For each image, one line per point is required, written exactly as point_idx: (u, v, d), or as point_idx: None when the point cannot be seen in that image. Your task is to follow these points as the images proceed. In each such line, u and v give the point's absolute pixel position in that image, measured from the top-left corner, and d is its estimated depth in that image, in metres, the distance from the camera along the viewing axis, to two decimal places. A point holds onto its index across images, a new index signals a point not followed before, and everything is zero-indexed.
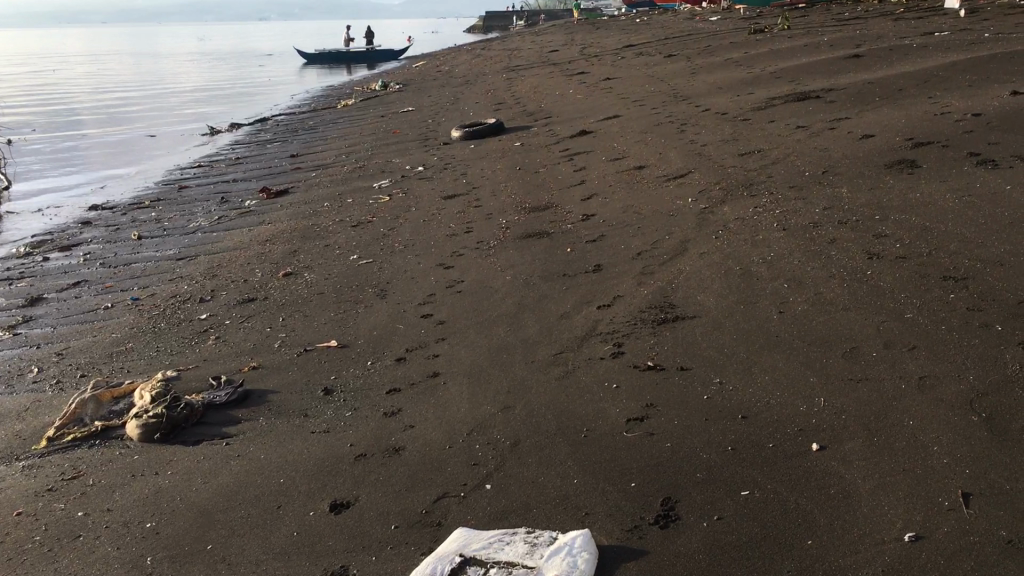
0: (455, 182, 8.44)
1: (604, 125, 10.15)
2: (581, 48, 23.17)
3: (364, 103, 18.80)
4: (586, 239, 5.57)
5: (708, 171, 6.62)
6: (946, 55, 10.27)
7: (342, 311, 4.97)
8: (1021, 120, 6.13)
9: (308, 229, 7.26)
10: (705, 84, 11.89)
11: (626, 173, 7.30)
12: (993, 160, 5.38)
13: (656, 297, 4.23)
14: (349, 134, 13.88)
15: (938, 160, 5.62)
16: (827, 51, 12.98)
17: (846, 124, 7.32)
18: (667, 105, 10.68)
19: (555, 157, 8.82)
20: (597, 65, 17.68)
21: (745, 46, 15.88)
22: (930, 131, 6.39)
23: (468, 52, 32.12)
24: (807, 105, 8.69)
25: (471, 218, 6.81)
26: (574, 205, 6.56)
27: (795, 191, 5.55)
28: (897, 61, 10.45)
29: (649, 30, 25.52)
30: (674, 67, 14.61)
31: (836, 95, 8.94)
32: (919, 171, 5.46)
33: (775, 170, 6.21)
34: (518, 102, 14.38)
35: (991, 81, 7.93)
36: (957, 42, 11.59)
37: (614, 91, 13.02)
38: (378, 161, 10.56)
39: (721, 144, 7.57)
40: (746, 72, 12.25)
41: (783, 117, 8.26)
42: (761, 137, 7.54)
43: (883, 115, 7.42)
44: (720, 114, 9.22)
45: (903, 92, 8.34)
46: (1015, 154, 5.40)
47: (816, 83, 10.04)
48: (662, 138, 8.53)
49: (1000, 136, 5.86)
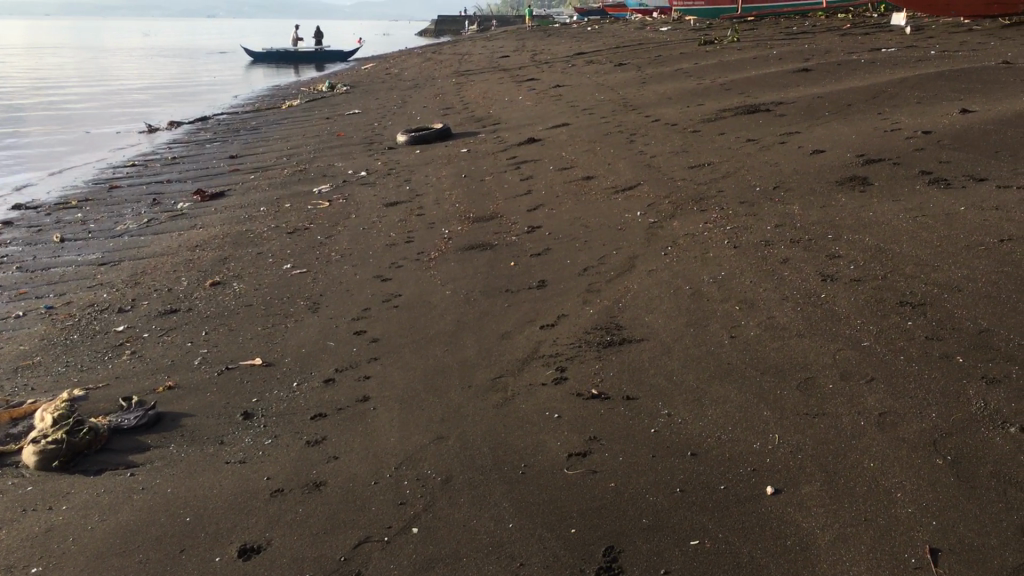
0: (398, 188, 8.17)
1: (552, 133, 9.96)
2: (531, 54, 23.02)
3: (310, 104, 18.40)
4: (530, 253, 5.34)
5: (657, 184, 6.45)
6: (894, 71, 10.26)
7: (269, 326, 4.67)
8: (972, 138, 6.05)
9: (241, 236, 6.93)
10: (656, 94, 11.78)
11: (574, 183, 7.10)
12: (947, 179, 5.27)
13: (602, 318, 4.01)
14: (292, 135, 13.51)
15: (891, 177, 5.51)
16: (777, 64, 12.96)
17: (797, 138, 7.22)
18: (617, 114, 10.53)
19: (502, 165, 8.60)
20: (547, 72, 17.51)
21: (694, 57, 15.83)
22: (881, 147, 6.28)
23: (418, 55, 31.80)
24: (757, 117, 8.58)
25: (413, 227, 6.55)
26: (519, 216, 6.34)
27: (746, 207, 5.39)
28: (847, 76, 10.43)
29: (600, 38, 25.47)
30: (625, 76, 14.50)
31: (786, 108, 8.85)
32: (871, 188, 5.34)
33: (725, 184, 6.05)
34: (466, 107, 14.13)
35: (940, 98, 7.89)
36: (904, 58, 11.63)
37: (564, 99, 12.85)
38: (320, 165, 10.24)
39: (671, 156, 7.41)
40: (697, 82, 12.17)
41: (733, 130, 8.15)
42: (711, 149, 7.40)
43: (833, 129, 7.32)
44: (670, 125, 9.09)
45: (853, 107, 8.27)
46: (968, 172, 5.30)
47: (767, 96, 9.96)
48: (612, 148, 8.36)
49: (952, 154, 5.77)
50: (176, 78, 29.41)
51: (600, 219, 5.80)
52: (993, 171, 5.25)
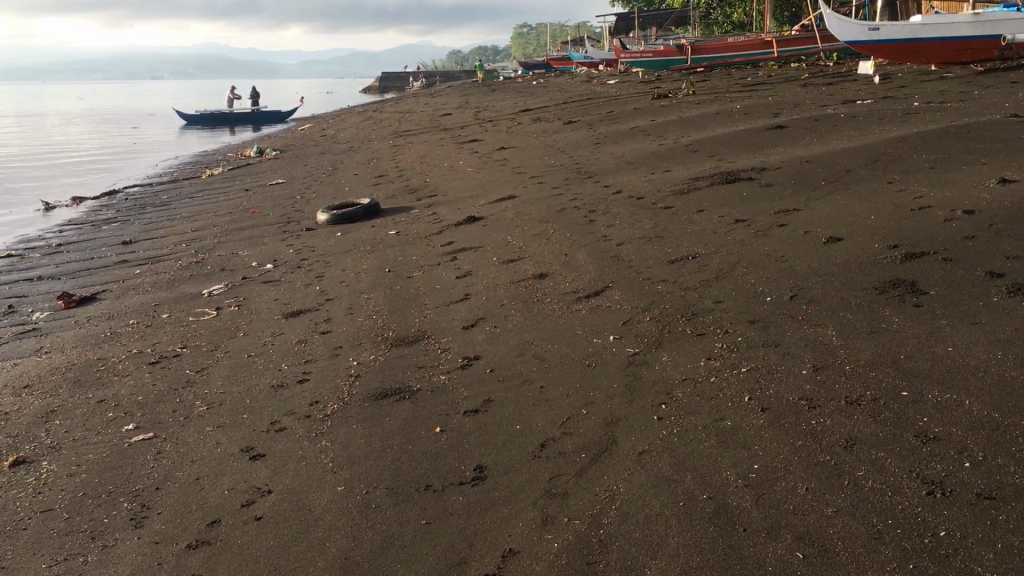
0: (307, 289, 6.59)
1: (496, 210, 8.49)
2: (474, 113, 21.67)
3: (231, 173, 16.81)
4: (464, 406, 3.80)
5: (633, 289, 4.97)
6: (885, 128, 9.01)
7: (60, 558, 3.03)
8: None
9: (89, 369, 5.27)
10: (612, 157, 10.45)
11: (523, 285, 5.59)
12: None
13: (574, 561, 2.48)
14: (202, 213, 11.90)
15: (950, 281, 4.12)
16: (743, 120, 11.70)
17: (797, 220, 5.84)
18: (571, 183, 9.14)
19: (436, 254, 7.12)
20: (489, 132, 16.12)
21: (649, 113, 14.58)
22: (917, 234, 4.91)
23: (356, 115, 30.39)
24: (737, 190, 7.21)
25: (314, 354, 4.98)
26: (452, 338, 4.79)
27: (761, 332, 3.92)
28: (829, 134, 9.21)
29: (546, 93, 24.26)
30: (576, 135, 13.23)
31: (771, 176, 7.49)
32: (929, 300, 3.93)
33: (724, 292, 4.59)
34: (400, 175, 12.64)
35: (957, 165, 6.62)
36: (886, 112, 10.43)
37: (508, 165, 11.43)
38: (223, 254, 8.64)
39: (643, 246, 5.94)
40: (657, 143, 10.88)
41: (713, 206, 6.77)
42: (693, 234, 5.99)
43: (841, 207, 5.95)
44: (635, 198, 7.70)
45: (851, 175, 6.97)
46: None
47: (741, 159, 8.66)
48: (567, 230, 6.93)
49: (1018, 246, 4.42)
50: (95, 144, 27.50)
51: (560, 347, 4.29)
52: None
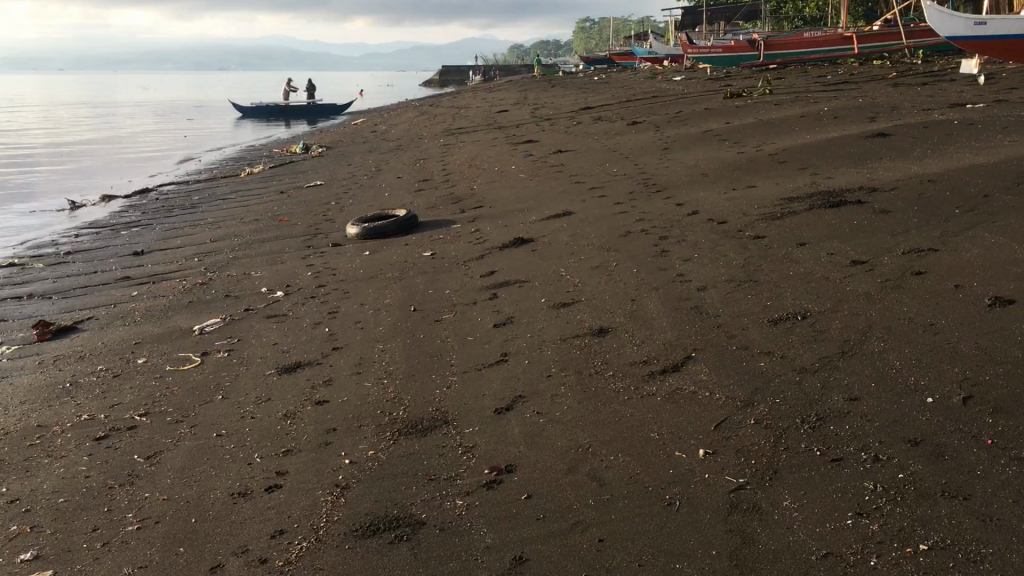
0: (314, 331, 5.41)
1: (548, 230, 7.23)
2: (530, 110, 20.40)
3: (270, 171, 15.77)
4: (484, 567, 2.56)
5: (726, 367, 3.68)
6: (1015, 140, 7.54)
7: None
8: None
9: (19, 443, 4.13)
10: (683, 166, 9.13)
11: (578, 346, 4.33)
12: None
13: None
14: (229, 219, 10.83)
15: None
16: (833, 126, 10.28)
17: (936, 264, 4.50)
18: (636, 198, 7.86)
19: (474, 286, 5.91)
20: (546, 132, 14.87)
21: (722, 114, 13.19)
22: None
23: (410, 110, 29.34)
24: (845, 217, 5.86)
25: (300, 438, 3.77)
26: (480, 428, 3.56)
27: (932, 468, 2.62)
28: (944, 146, 7.81)
29: (607, 90, 22.89)
30: (642, 138, 11.91)
31: (886, 200, 6.11)
32: None
33: (857, 382, 3.28)
34: (446, 181, 11.44)
35: None
36: (1009, 120, 8.91)
37: (565, 172, 10.14)
38: (233, 274, 7.50)
39: (732, 295, 4.63)
40: (736, 150, 9.53)
41: (818, 239, 5.45)
42: (797, 279, 4.68)
43: (994, 249, 4.58)
44: (715, 221, 6.40)
45: (990, 203, 5.61)
46: None
47: (840, 175, 7.30)
48: (635, 263, 5.66)
49: None
50: (146, 136, 26.82)
51: (627, 462, 3.03)
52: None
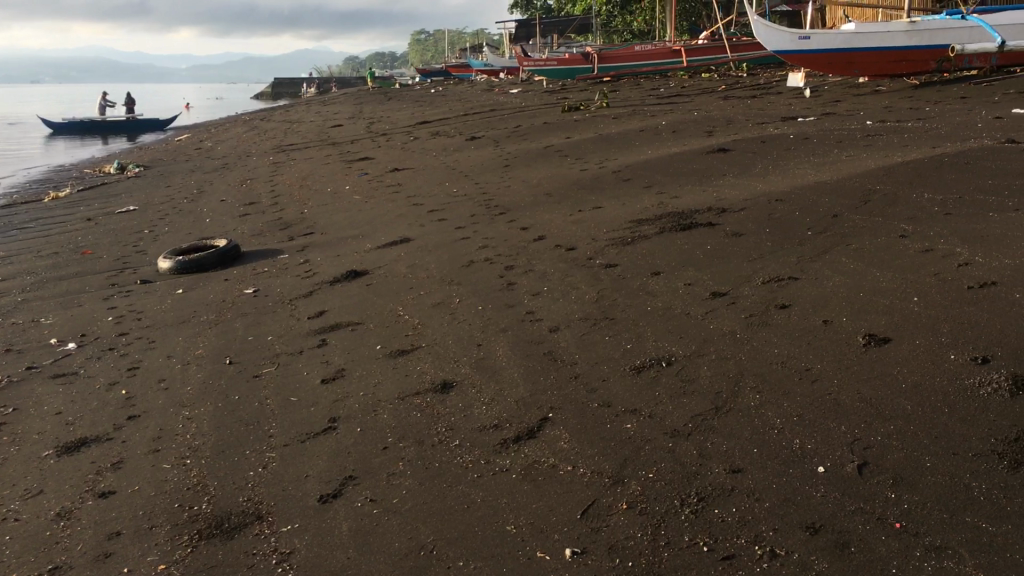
0: (109, 394, 4.61)
1: (385, 260, 6.63)
2: (365, 125, 19.68)
3: (79, 195, 14.41)
4: None
5: (588, 432, 3.20)
6: (853, 154, 7.52)
7: None
8: None
9: None
10: (526, 184, 8.73)
11: (419, 406, 3.76)
12: None
13: None
14: (26, 252, 9.65)
15: None
16: (672, 141, 10.16)
17: (799, 295, 4.19)
18: (478, 221, 7.37)
19: (301, 330, 5.25)
20: (381, 149, 14.22)
21: (562, 129, 12.95)
22: (1005, 333, 3.27)
23: (239, 125, 27.98)
24: (696, 242, 5.54)
25: (75, 547, 3.03)
26: (301, 525, 2.94)
27: (839, 567, 2.21)
28: (785, 161, 7.72)
29: (444, 104, 22.42)
30: (482, 154, 11.48)
31: (736, 221, 5.85)
32: None
33: (738, 448, 2.86)
34: (274, 203, 10.62)
35: (981, 212, 5.12)
36: (841, 134, 8.98)
37: (402, 193, 9.56)
38: (21, 321, 6.51)
39: (588, 337, 4.18)
40: (579, 167, 9.22)
41: (673, 267, 5.09)
42: (656, 317, 4.28)
43: (856, 275, 4.32)
44: (563, 248, 5.98)
45: (841, 222, 5.42)
46: None
47: (686, 193, 7.06)
48: (480, 299, 5.15)
49: None
50: None
51: (479, 570, 2.48)
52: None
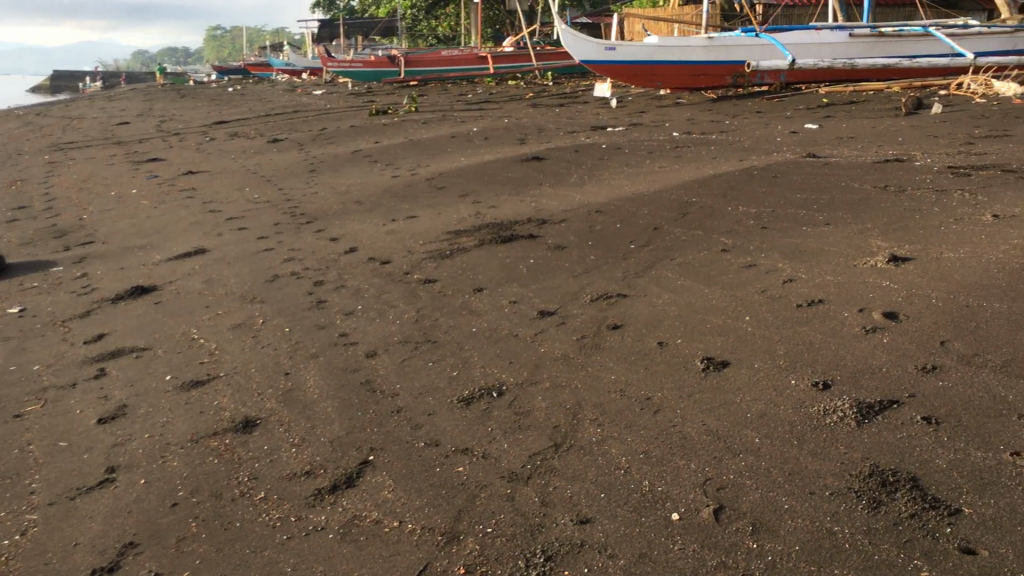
0: None
1: (176, 274, 5.97)
2: (156, 123, 18.35)
3: None
4: None
5: (415, 479, 2.83)
6: (664, 166, 7.57)
7: None
8: (997, 332, 3.19)
9: None
10: (334, 191, 8.24)
11: (216, 450, 3.27)
12: None
13: None
14: None
15: (968, 473, 2.40)
16: (484, 148, 9.96)
17: (628, 314, 4.01)
18: (283, 231, 6.83)
19: (74, 357, 4.56)
20: (174, 149, 13.23)
21: (369, 132, 12.49)
22: (841, 355, 3.18)
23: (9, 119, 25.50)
24: (519, 255, 5.29)
25: None
26: None
27: None
28: (598, 171, 7.66)
29: (243, 104, 21.32)
30: (285, 158, 10.85)
31: (558, 234, 5.66)
32: (969, 528, 2.18)
33: (582, 493, 2.59)
34: (48, 208, 9.54)
35: (794, 226, 5.17)
36: (651, 145, 9.07)
37: (197, 198, 8.81)
38: None
39: (409, 364, 3.81)
40: (389, 174, 8.83)
41: (495, 283, 4.82)
42: (481, 339, 3.98)
43: (684, 293, 4.19)
44: (376, 261, 5.58)
45: (662, 236, 5.33)
46: None
47: (503, 203, 6.84)
48: (286, 319, 4.66)
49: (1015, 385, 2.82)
50: None
51: None
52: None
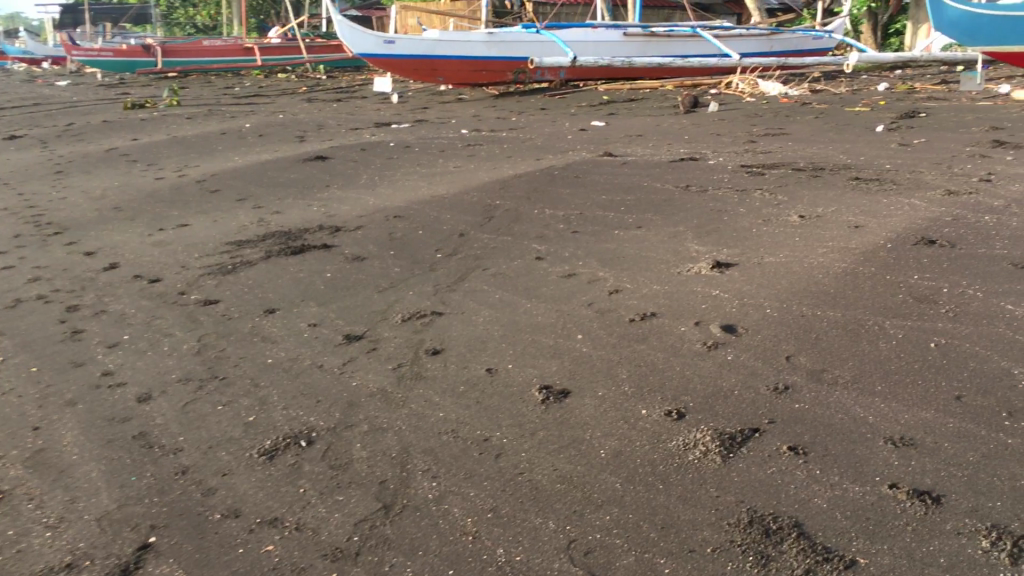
0: None
1: None
2: None
3: None
4: None
5: (215, 566, 2.28)
6: (459, 165, 7.23)
7: None
8: (839, 342, 3.07)
9: None
10: (86, 196, 7.24)
11: None
12: (1009, 520, 2.07)
13: None
14: None
15: (852, 510, 2.19)
16: (260, 146, 9.20)
17: (447, 336, 3.60)
18: (25, 244, 5.85)
19: None
20: None
21: (125, 128, 11.29)
22: (688, 378, 2.94)
23: None
24: (313, 269, 4.75)
25: None
26: None
27: None
28: (389, 172, 7.20)
29: None
30: (25, 157, 9.54)
31: (355, 243, 5.16)
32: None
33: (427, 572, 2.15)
34: None
35: (606, 229, 4.97)
36: (441, 143, 8.72)
37: None
38: None
39: (194, 409, 3.20)
40: (153, 175, 7.91)
41: (289, 303, 4.26)
42: (280, 373, 3.43)
43: (504, 309, 3.84)
44: (144, 280, 4.84)
45: (469, 243, 4.97)
46: (1014, 484, 2.21)
47: (289, 208, 6.22)
48: (33, 356, 3.87)
49: (872, 402, 2.67)
50: None
51: None
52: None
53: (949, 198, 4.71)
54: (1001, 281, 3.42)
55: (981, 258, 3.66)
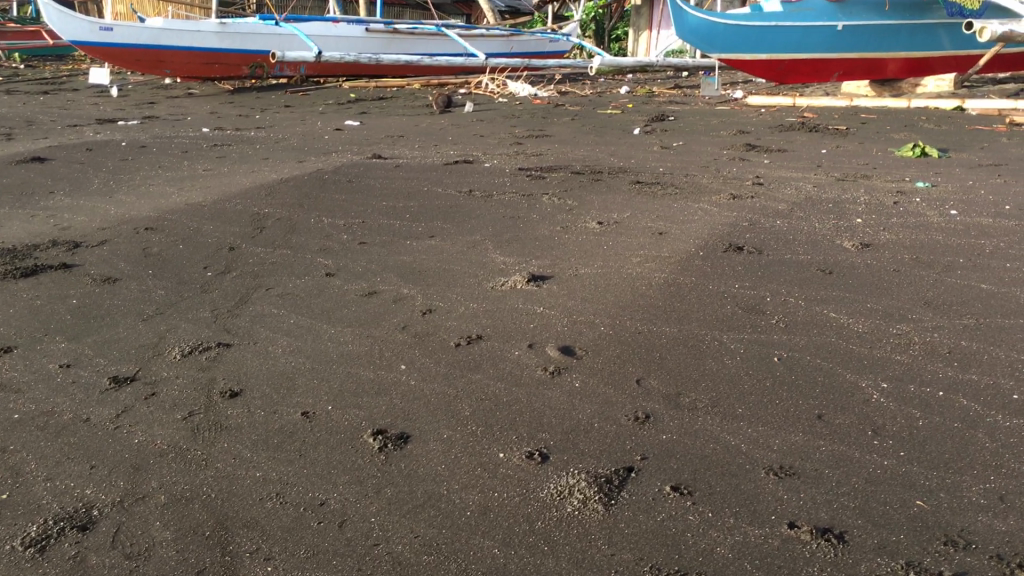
0: None
1: None
2: None
3: None
4: None
5: None
6: (210, 169, 6.53)
7: None
8: (684, 360, 2.92)
9: None
10: None
11: None
12: (920, 552, 1.96)
13: None
14: None
15: (761, 555, 1.99)
16: None
17: (241, 373, 3.07)
18: None
19: None
20: None
21: None
22: (540, 412, 2.65)
23: None
24: (53, 295, 3.96)
25: None
26: None
27: None
28: (128, 176, 6.36)
29: None
30: None
31: (103, 261, 4.40)
32: None
33: None
34: None
35: (396, 239, 4.60)
36: (182, 142, 7.89)
37: None
38: None
39: None
40: None
41: (29, 338, 3.50)
42: (31, 432, 2.73)
43: (304, 336, 3.37)
44: None
45: (242, 258, 4.40)
46: (907, 509, 2.11)
47: (8, 219, 5.26)
48: None
49: (738, 426, 2.53)
50: None
51: None
52: (987, 500, 2.12)
53: (734, 202, 4.80)
54: (815, 288, 3.44)
55: (789, 264, 3.69)
